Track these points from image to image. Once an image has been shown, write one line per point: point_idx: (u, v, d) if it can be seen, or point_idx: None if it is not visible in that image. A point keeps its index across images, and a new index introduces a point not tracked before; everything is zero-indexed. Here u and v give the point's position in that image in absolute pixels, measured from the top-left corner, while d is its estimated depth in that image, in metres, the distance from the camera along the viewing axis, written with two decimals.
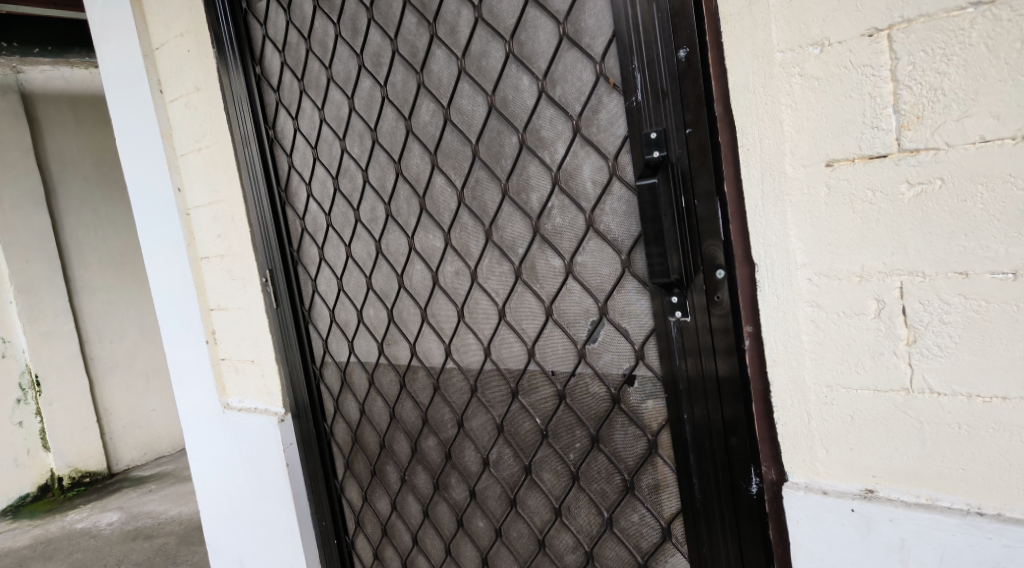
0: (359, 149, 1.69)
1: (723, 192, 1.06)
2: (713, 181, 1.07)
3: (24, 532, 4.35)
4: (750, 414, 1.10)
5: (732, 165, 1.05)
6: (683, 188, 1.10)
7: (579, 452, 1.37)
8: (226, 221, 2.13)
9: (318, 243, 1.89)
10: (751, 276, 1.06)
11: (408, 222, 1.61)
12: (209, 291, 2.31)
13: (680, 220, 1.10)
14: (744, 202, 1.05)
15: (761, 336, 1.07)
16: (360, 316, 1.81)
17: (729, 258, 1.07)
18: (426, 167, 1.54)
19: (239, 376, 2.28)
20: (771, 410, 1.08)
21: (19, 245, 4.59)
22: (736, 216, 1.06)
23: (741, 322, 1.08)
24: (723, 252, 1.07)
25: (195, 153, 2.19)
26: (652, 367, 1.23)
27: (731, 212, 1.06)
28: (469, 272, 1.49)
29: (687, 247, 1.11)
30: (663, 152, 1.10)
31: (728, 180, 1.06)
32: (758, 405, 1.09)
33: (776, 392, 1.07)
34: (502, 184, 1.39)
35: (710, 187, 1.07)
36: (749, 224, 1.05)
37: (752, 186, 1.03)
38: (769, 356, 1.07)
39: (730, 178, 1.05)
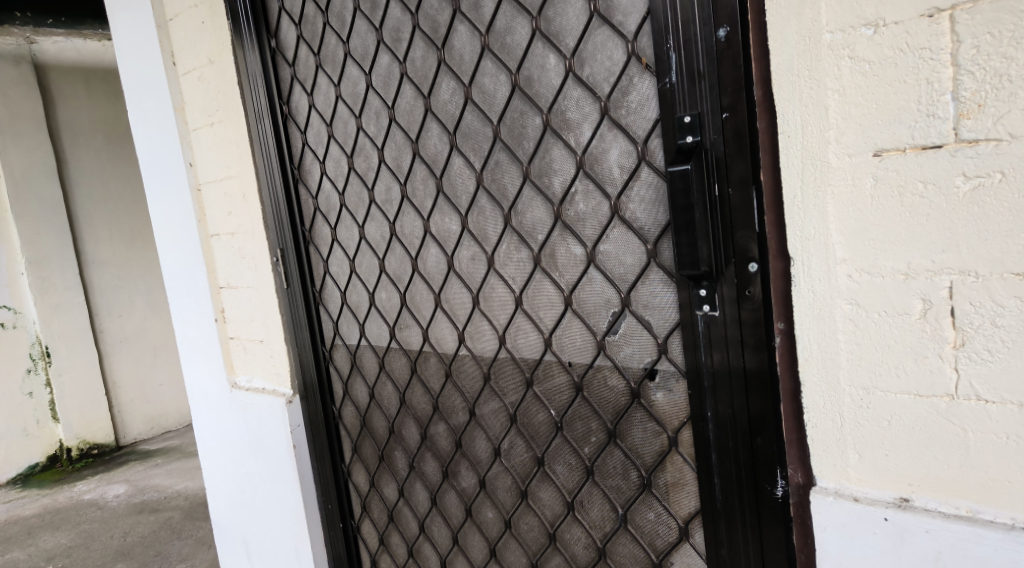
0: (375, 128, 1.64)
1: (759, 181, 1.01)
2: (749, 169, 1.01)
3: (33, 502, 4.38)
4: (779, 415, 1.05)
5: (771, 152, 1.00)
6: (717, 175, 1.04)
7: (594, 446, 1.32)
8: (237, 198, 2.09)
9: (330, 223, 1.85)
10: (786, 270, 1.01)
11: (423, 204, 1.56)
12: (218, 269, 2.27)
13: (712, 210, 1.05)
14: (781, 191, 1.00)
15: (793, 333, 1.02)
16: (372, 299, 1.76)
17: (763, 250, 1.02)
18: (444, 148, 1.49)
19: (247, 356, 2.25)
20: (801, 411, 1.03)
21: (31, 216, 4.59)
22: (772, 207, 1.01)
23: (772, 317, 1.03)
24: (756, 244, 1.02)
25: (207, 127, 2.15)
26: (675, 362, 1.18)
27: (767, 202, 1.01)
28: (485, 257, 1.45)
29: (718, 238, 1.06)
30: (697, 136, 1.05)
31: (765, 168, 1.00)
32: (787, 405, 1.04)
33: (807, 393, 1.02)
34: (523, 167, 1.34)
35: (746, 175, 1.02)
36: (785, 215, 1.00)
37: (791, 175, 0.98)
38: (801, 353, 1.02)
39: (768, 166, 1.00)
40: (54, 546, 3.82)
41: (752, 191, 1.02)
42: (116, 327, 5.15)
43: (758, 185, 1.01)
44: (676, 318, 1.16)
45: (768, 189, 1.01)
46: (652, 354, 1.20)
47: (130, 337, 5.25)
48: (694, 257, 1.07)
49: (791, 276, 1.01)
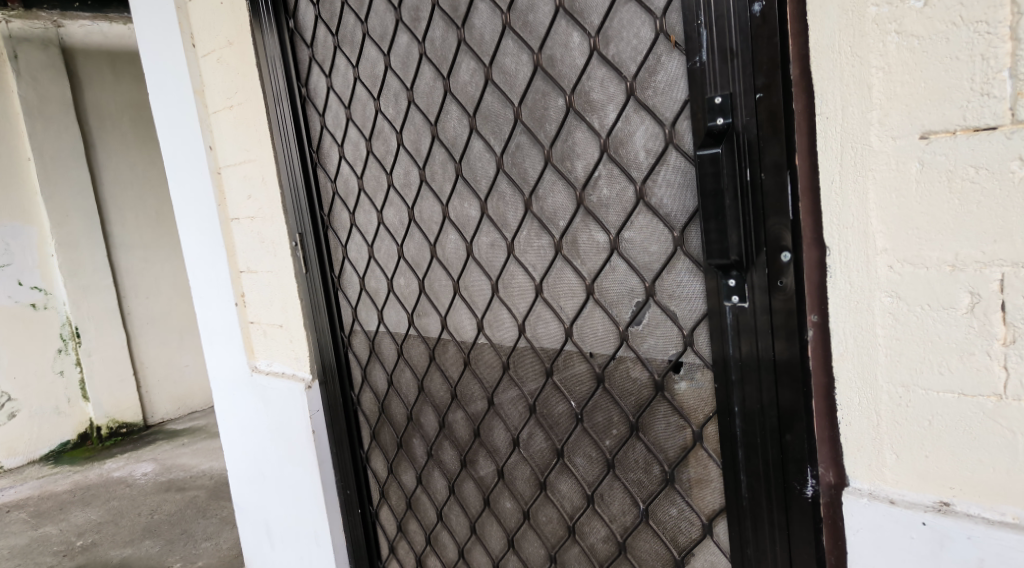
0: (394, 110, 1.61)
1: (795, 166, 0.96)
2: (784, 152, 0.96)
3: (65, 478, 4.46)
4: (810, 412, 1.00)
5: (807, 135, 0.94)
6: (748, 160, 0.99)
7: (616, 439, 1.28)
8: (257, 181, 2.07)
9: (349, 207, 1.82)
10: (821, 259, 0.96)
11: (442, 188, 1.53)
12: (238, 253, 2.26)
13: (744, 196, 1.00)
14: (818, 177, 0.94)
15: (827, 326, 0.97)
16: (390, 285, 1.74)
17: (797, 239, 0.97)
18: (463, 131, 1.45)
19: (267, 341, 2.24)
20: (834, 408, 0.98)
21: (60, 198, 4.65)
22: (807, 194, 0.96)
23: (805, 310, 0.98)
24: (790, 233, 0.97)
25: (226, 110, 2.13)
26: (702, 355, 1.13)
27: (802, 188, 0.96)
28: (505, 244, 1.41)
29: (749, 224, 1.00)
30: (728, 118, 1.00)
31: (800, 152, 0.95)
32: (820, 402, 1.00)
33: (841, 389, 0.97)
34: (545, 150, 1.29)
35: (780, 159, 0.96)
36: (821, 201, 0.95)
37: (829, 159, 0.93)
38: (835, 347, 0.97)
39: (804, 150, 0.95)
40: (84, 522, 3.89)
41: (787, 176, 0.96)
42: (143, 309, 5.21)
43: (793, 170, 0.96)
44: (703, 308, 1.11)
45: (804, 174, 0.96)
46: (677, 346, 1.16)
47: (157, 319, 5.31)
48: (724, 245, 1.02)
49: (826, 266, 0.95)
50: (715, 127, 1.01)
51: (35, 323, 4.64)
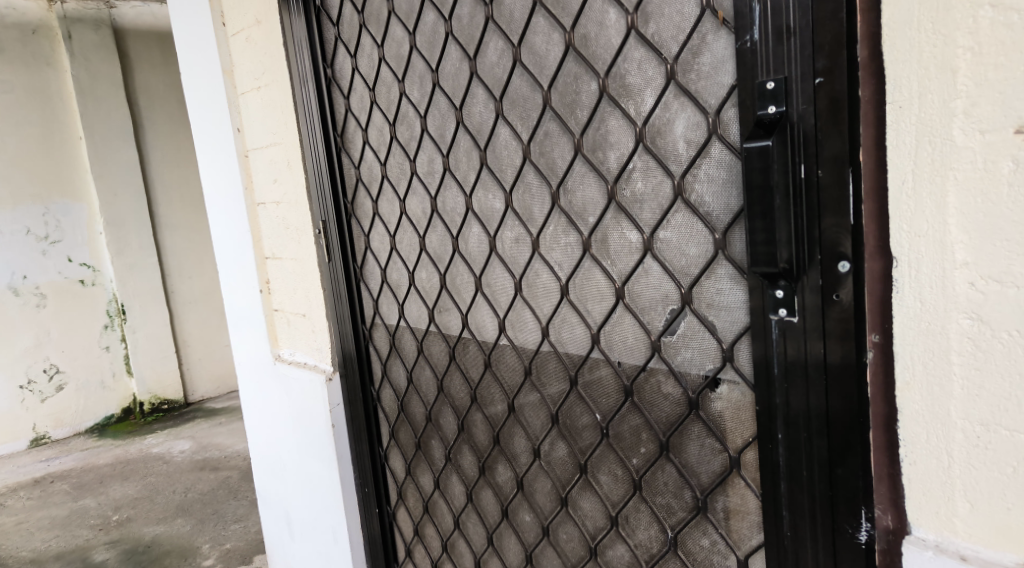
0: (419, 93, 1.51)
1: (858, 161, 0.83)
2: (845, 146, 0.83)
3: (107, 451, 4.54)
4: (866, 444, 0.88)
5: (874, 126, 0.82)
6: (804, 153, 0.86)
7: (644, 458, 1.17)
8: (283, 165, 2.00)
9: (372, 195, 1.74)
10: (886, 271, 0.83)
11: (466, 177, 1.43)
12: (264, 239, 2.20)
13: (798, 195, 0.88)
14: (885, 175, 0.82)
15: (889, 348, 0.85)
16: (412, 278, 1.65)
17: (857, 247, 0.85)
18: (489, 116, 1.34)
19: (291, 330, 2.19)
20: (895, 442, 0.86)
21: (109, 177, 4.70)
22: (872, 196, 0.83)
23: (864, 329, 0.86)
24: (850, 240, 0.85)
25: (254, 91, 2.06)
26: (742, 373, 1.01)
27: (865, 188, 0.84)
28: (530, 240, 1.30)
29: (802, 228, 0.88)
30: (782, 105, 0.87)
31: (865, 145, 0.83)
32: (878, 435, 0.87)
33: (905, 423, 0.85)
34: (575, 139, 1.18)
35: (841, 153, 0.84)
36: (888, 204, 0.82)
37: (901, 155, 0.80)
38: (898, 372, 0.84)
39: (869, 143, 0.82)
40: (122, 496, 3.94)
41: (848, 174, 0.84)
42: (187, 288, 5.25)
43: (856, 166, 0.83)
44: (745, 319, 0.99)
45: (869, 172, 0.83)
46: (714, 360, 1.04)
47: (201, 298, 5.35)
48: (772, 250, 0.90)
49: (893, 279, 0.83)
50: (765, 115, 0.88)
51: (81, 298, 4.73)
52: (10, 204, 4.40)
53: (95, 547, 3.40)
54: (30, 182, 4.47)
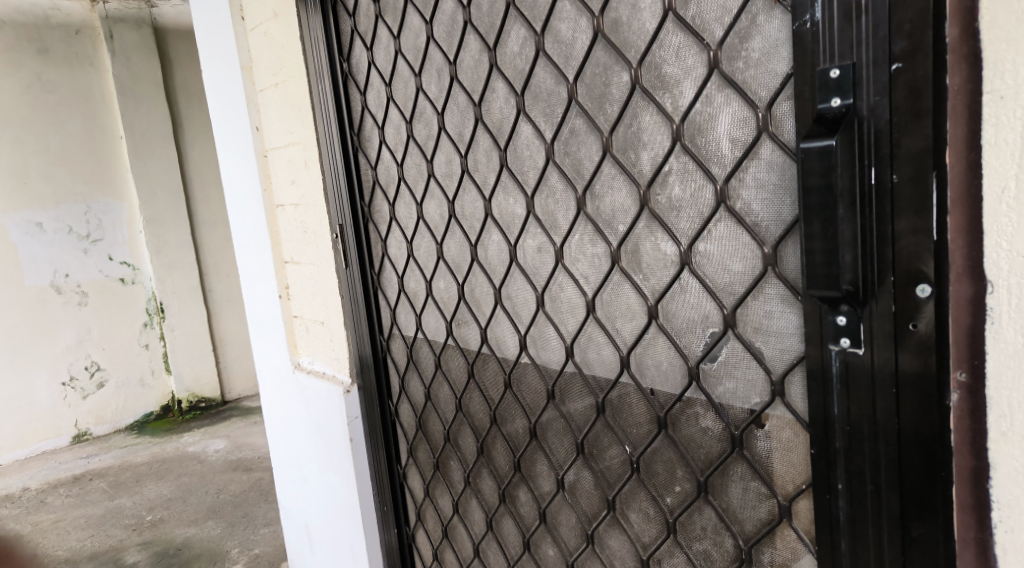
0: (436, 88, 1.40)
1: (944, 165, 0.70)
2: (927, 143, 0.71)
3: (144, 449, 4.54)
4: (947, 499, 0.75)
5: (967, 122, 0.69)
6: (875, 153, 0.74)
7: (679, 498, 1.03)
8: (302, 167, 1.88)
9: (389, 198, 1.63)
10: (976, 296, 0.71)
11: (486, 180, 1.31)
12: (283, 242, 2.07)
13: (866, 203, 0.75)
14: (979, 180, 0.69)
15: (978, 389, 0.72)
16: (429, 288, 1.54)
17: (940, 270, 0.72)
18: (510, 112, 1.22)
19: (310, 337, 2.08)
20: (986, 502, 0.73)
21: (148, 175, 4.69)
22: (962, 209, 0.70)
23: (946, 366, 0.73)
24: (930, 260, 0.72)
25: (273, 88, 1.91)
26: (795, 410, 0.87)
27: (950, 197, 0.71)
28: (553, 250, 1.18)
29: (869, 243, 0.76)
30: (847, 96, 0.75)
31: (954, 145, 0.70)
32: (963, 492, 0.74)
33: (999, 478, 0.72)
34: (604, 138, 1.05)
35: (922, 151, 0.71)
36: (982, 216, 0.69)
37: (1004, 155, 0.67)
38: (987, 416, 0.72)
39: (960, 143, 0.69)
40: (156, 496, 3.92)
41: (932, 177, 0.71)
42: (223, 287, 5.21)
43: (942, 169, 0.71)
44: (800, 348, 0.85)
45: (958, 176, 0.70)
46: (761, 394, 0.90)
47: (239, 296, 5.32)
48: (835, 267, 0.78)
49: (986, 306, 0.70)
50: (828, 108, 0.76)
51: (120, 296, 4.75)
52: (54, 202, 4.43)
53: (126, 549, 3.37)
54: (72, 180, 4.49)
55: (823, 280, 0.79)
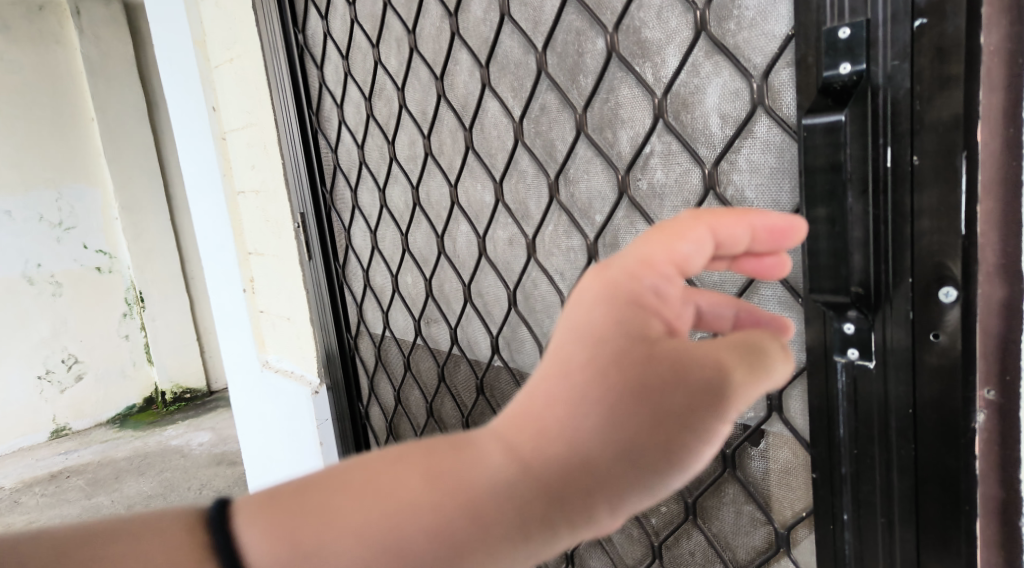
0: (396, 61, 1.26)
1: (974, 144, 0.59)
2: (953, 117, 0.59)
3: (126, 444, 4.40)
4: (970, 536, 0.65)
5: (1003, 92, 0.58)
6: (890, 130, 0.62)
7: (665, 519, 0.92)
8: (262, 149, 1.70)
9: (351, 184, 1.49)
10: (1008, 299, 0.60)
11: (451, 164, 1.18)
12: (245, 232, 1.87)
13: (880, 191, 0.64)
14: (1018, 161, 0.58)
15: (1012, 409, 0.61)
16: (396, 284, 1.42)
17: (970, 271, 0.61)
18: (475, 88, 1.09)
19: (278, 334, 1.91)
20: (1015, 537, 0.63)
21: (122, 159, 4.48)
22: (994, 198, 0.60)
23: (973, 383, 0.62)
24: (956, 259, 0.61)
25: (228, 64, 1.73)
26: (794, 427, 0.76)
27: (981, 181, 0.60)
28: (526, 242, 1.06)
29: (882, 239, 0.64)
30: (858, 62, 0.62)
31: (987, 121, 0.59)
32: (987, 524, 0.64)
33: None
34: (578, 115, 0.92)
35: (946, 128, 0.60)
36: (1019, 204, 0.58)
37: None
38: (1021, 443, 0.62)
39: (994, 118, 0.58)
40: (135, 493, 3.77)
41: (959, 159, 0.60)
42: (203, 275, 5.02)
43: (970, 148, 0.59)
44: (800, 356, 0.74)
45: (992, 157, 0.59)
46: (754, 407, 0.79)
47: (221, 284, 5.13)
48: (839, 268, 0.66)
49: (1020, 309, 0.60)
50: (834, 77, 0.64)
51: (98, 285, 4.59)
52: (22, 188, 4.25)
53: None
54: (40, 166, 4.29)
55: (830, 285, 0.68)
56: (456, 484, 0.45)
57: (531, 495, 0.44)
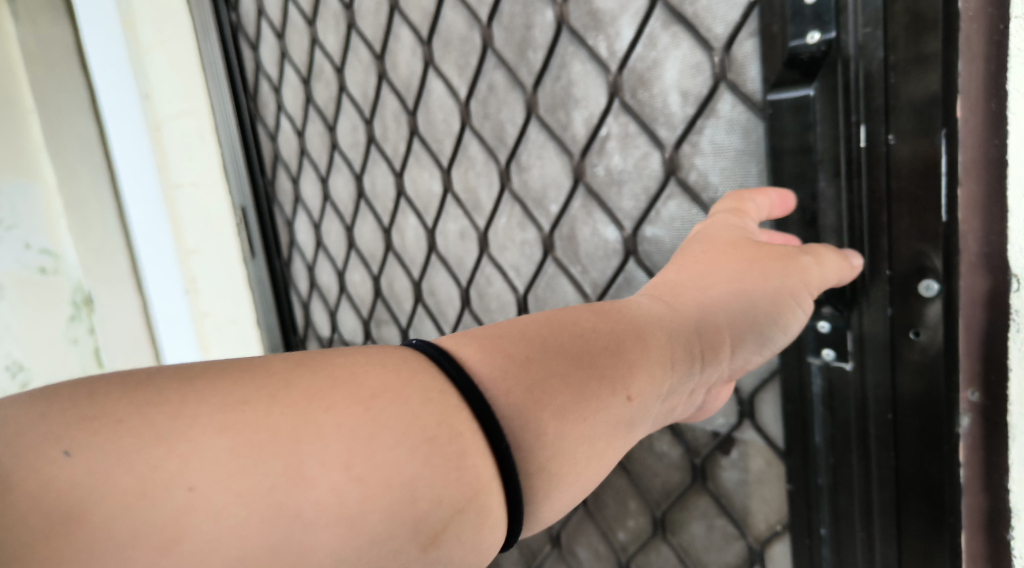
0: (333, 39, 1.16)
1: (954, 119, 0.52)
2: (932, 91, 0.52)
3: None
4: (955, 553, 0.58)
5: (985, 61, 0.52)
6: (864, 106, 0.55)
7: (633, 534, 0.85)
8: (200, 141, 1.53)
9: (291, 174, 1.39)
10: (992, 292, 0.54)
11: (395, 151, 1.09)
12: (184, 231, 1.66)
13: (854, 173, 0.57)
14: (1002, 138, 0.52)
15: (995, 412, 0.55)
16: (343, 282, 1.33)
17: (950, 262, 0.54)
18: (417, 66, 1.00)
19: (224, 338, 1.75)
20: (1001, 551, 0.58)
21: None
22: (976, 181, 0.53)
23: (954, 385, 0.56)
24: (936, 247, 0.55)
25: (157, 46, 1.51)
26: (767, 434, 0.69)
27: (963, 162, 0.53)
28: (477, 235, 0.98)
29: (858, 226, 0.58)
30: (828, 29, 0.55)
31: (969, 94, 0.52)
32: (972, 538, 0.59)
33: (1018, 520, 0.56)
34: (528, 96, 0.84)
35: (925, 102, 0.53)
36: (1005, 186, 0.52)
37: None
38: (1009, 450, 0.56)
39: (976, 90, 0.52)
40: None
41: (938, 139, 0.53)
42: None
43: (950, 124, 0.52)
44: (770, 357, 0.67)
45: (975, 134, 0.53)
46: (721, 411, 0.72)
47: None
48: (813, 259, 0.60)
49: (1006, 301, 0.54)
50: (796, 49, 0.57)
51: None
52: None
53: None
54: None
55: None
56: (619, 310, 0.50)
57: (678, 324, 0.52)
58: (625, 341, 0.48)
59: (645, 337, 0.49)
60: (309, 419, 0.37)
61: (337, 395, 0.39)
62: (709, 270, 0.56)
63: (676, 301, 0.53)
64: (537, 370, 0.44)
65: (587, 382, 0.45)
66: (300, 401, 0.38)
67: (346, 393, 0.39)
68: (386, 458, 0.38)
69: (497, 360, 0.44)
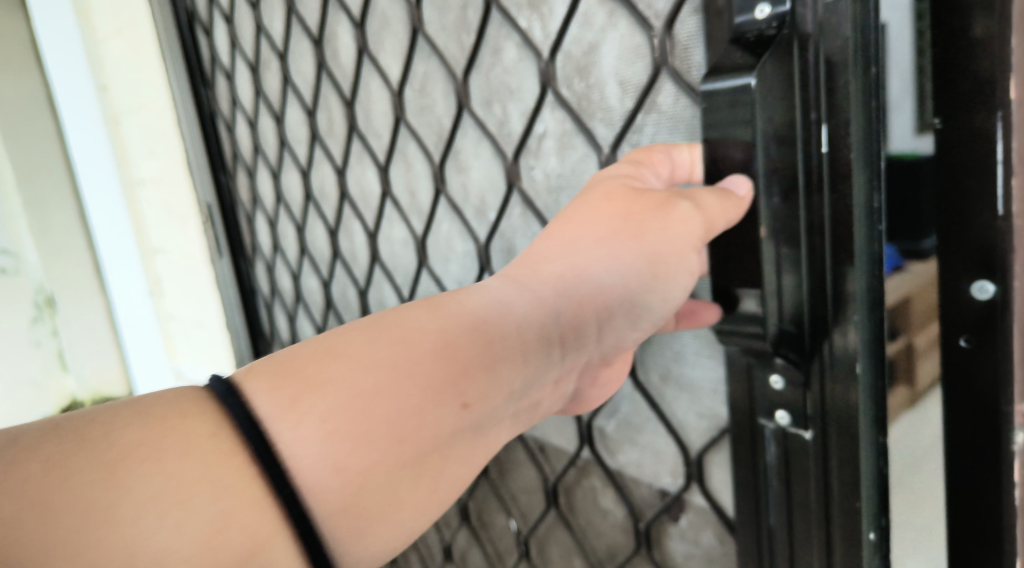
0: (274, 23, 1.04)
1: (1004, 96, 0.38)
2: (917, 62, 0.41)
3: None
4: None
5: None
6: (825, 100, 0.42)
7: None
8: (161, 135, 1.37)
9: (248, 169, 1.29)
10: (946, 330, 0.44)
11: (337, 147, 0.98)
12: (148, 232, 1.52)
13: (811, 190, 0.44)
14: None
15: None
16: (298, 288, 1.23)
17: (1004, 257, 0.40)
18: (352, 53, 0.88)
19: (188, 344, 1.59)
20: None
21: None
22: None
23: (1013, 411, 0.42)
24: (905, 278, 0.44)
25: (114, 35, 1.35)
26: (717, 504, 0.57)
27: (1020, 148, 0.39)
28: (416, 244, 0.86)
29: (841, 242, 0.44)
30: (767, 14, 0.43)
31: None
32: None
33: None
34: (459, 86, 0.72)
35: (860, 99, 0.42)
36: None
37: None
38: None
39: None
40: None
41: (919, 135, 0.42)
42: None
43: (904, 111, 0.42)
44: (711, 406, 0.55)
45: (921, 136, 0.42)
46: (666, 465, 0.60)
47: None
48: (756, 293, 0.47)
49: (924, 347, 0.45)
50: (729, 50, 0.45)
51: None
52: None
53: None
54: None
55: (738, 326, 0.48)
56: (441, 317, 0.45)
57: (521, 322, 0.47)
58: (449, 345, 0.44)
59: (485, 338, 0.46)
60: (62, 489, 0.34)
61: (93, 455, 0.35)
62: (580, 235, 0.49)
63: (525, 285, 0.48)
64: (336, 394, 0.40)
65: (400, 399, 0.42)
66: (63, 465, 0.35)
67: (111, 451, 0.36)
68: (153, 515, 0.35)
69: (284, 392, 0.39)
